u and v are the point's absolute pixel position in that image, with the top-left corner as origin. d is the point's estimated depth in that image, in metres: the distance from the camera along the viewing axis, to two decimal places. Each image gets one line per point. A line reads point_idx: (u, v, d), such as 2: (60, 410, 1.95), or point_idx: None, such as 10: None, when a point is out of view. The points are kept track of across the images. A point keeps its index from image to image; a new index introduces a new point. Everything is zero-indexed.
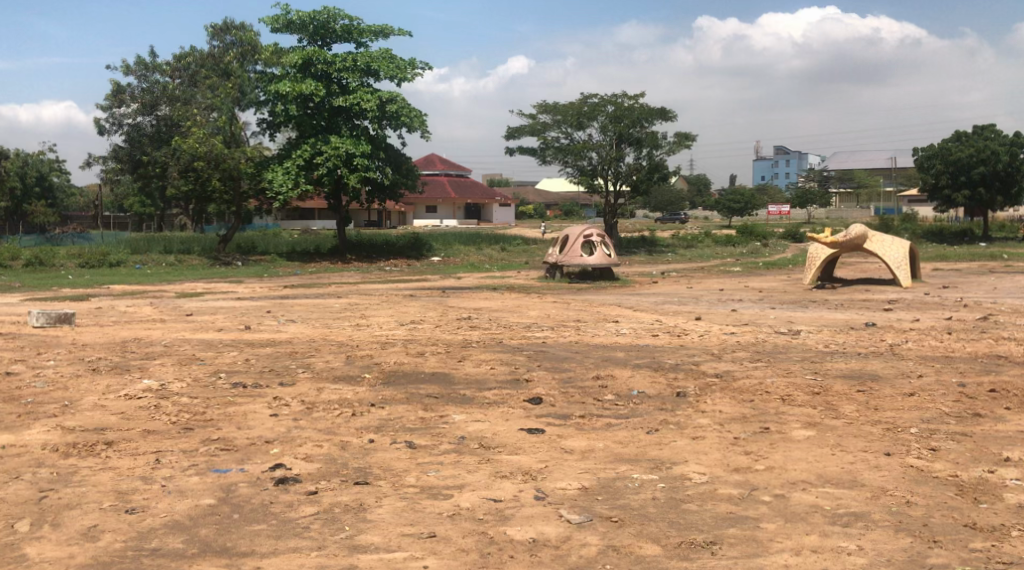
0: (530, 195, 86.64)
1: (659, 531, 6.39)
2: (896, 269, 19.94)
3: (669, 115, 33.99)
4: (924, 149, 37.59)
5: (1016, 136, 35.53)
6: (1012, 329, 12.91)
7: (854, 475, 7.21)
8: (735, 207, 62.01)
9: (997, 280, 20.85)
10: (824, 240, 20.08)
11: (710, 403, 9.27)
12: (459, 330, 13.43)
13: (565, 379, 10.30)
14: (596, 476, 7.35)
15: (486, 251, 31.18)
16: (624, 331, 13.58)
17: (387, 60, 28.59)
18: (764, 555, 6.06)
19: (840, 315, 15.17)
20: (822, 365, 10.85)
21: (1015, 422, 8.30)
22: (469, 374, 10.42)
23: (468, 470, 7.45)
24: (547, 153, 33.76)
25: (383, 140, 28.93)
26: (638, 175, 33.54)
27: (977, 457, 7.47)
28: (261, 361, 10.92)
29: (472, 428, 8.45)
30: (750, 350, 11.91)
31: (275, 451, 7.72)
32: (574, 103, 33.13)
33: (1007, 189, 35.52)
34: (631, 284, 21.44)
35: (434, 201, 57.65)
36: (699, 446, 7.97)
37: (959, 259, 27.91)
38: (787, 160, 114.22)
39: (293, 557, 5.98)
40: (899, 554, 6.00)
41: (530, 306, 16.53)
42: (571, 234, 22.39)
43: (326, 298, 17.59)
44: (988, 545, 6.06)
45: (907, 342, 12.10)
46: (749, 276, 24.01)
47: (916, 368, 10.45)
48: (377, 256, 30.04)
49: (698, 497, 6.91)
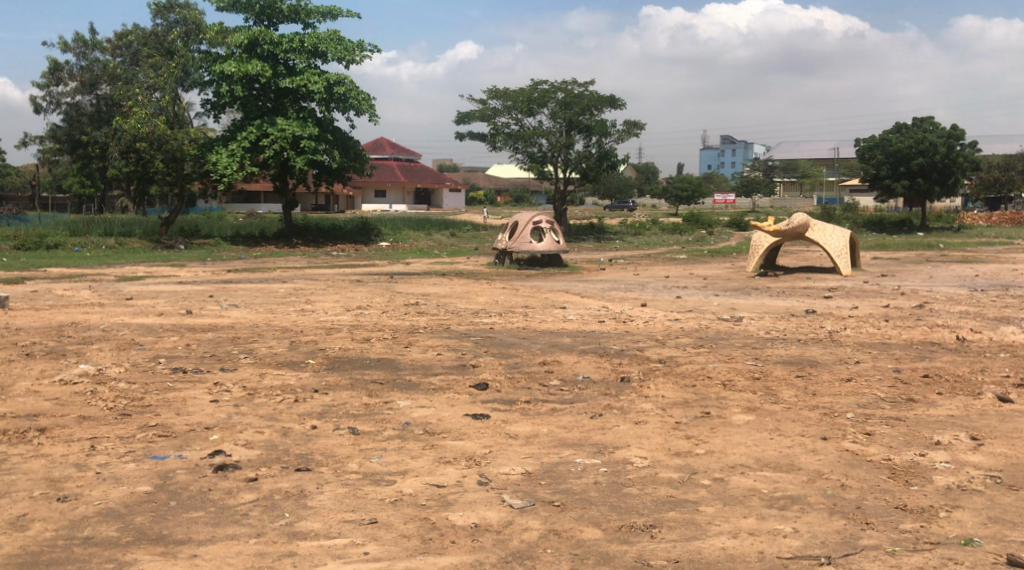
0: (481, 180, 86.37)
1: (601, 515, 6.45)
2: (837, 258, 20.16)
3: (618, 103, 34.08)
4: (865, 140, 38.00)
5: (953, 128, 36.25)
6: (945, 316, 13.20)
7: (792, 459, 7.33)
8: (683, 195, 62.42)
9: (933, 269, 21.22)
10: (766, 229, 20.22)
11: (653, 387, 9.37)
12: (405, 315, 13.35)
13: (511, 365, 10.32)
14: (539, 461, 7.38)
15: (435, 238, 31.02)
16: (571, 317, 13.65)
17: (335, 41, 28.27)
18: (703, 538, 6.14)
19: (781, 302, 15.40)
20: (763, 351, 11.00)
21: (947, 407, 8.49)
22: (415, 360, 10.38)
23: (412, 456, 7.45)
24: (496, 139, 33.53)
25: (330, 123, 28.63)
26: (588, 162, 33.45)
27: (909, 441, 7.62)
28: (202, 347, 10.77)
29: (416, 414, 8.44)
30: (694, 336, 12.04)
31: (215, 437, 7.63)
32: (524, 89, 33.13)
33: (943, 180, 36.23)
34: (580, 271, 21.51)
35: (382, 185, 57.20)
36: (642, 431, 8.04)
37: (898, 249, 28.35)
38: (733, 149, 115.71)
39: (231, 544, 5.95)
40: (832, 536, 6.11)
41: (479, 291, 16.55)
42: (521, 221, 22.35)
43: (269, 282, 17.45)
44: (917, 526, 6.19)
45: (845, 329, 12.28)
46: (693, 263, 24.22)
47: (853, 355, 10.60)
48: (323, 240, 29.74)
49: (639, 480, 6.98)
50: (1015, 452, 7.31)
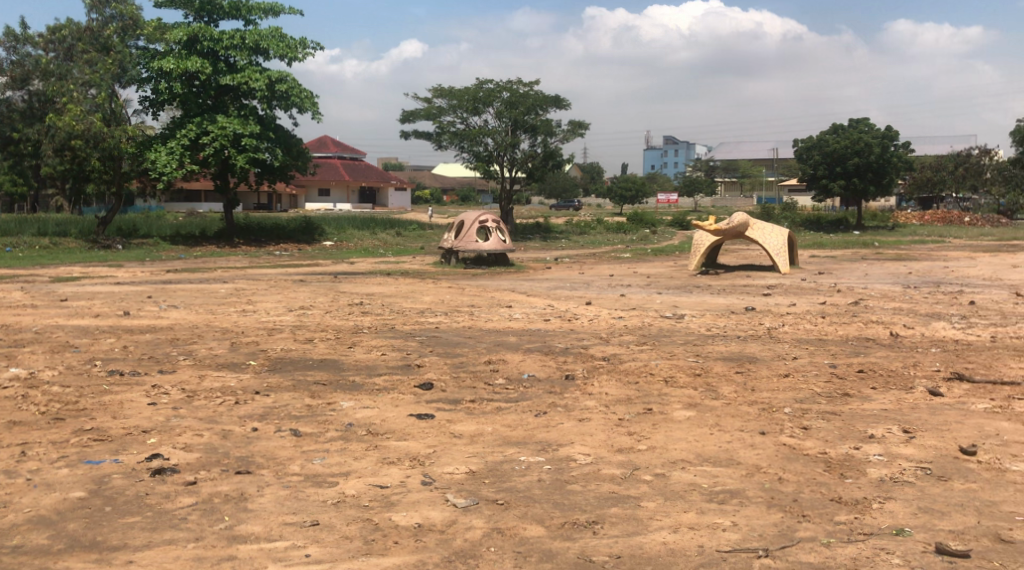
0: (426, 178, 86.18)
1: (543, 512, 6.48)
2: (776, 256, 20.45)
3: (563, 102, 34.23)
4: (803, 140, 38.63)
5: (887, 129, 36.94)
6: (880, 313, 13.47)
7: (731, 454, 7.43)
8: (627, 195, 62.84)
9: (869, 267, 21.66)
10: (708, 227, 20.46)
11: (597, 385, 9.43)
12: (349, 315, 13.29)
13: (456, 364, 10.30)
14: (483, 460, 7.39)
15: (379, 237, 30.85)
16: (516, 316, 13.70)
17: (276, 38, 28.02)
18: (644, 533, 6.20)
19: (723, 300, 15.58)
20: (704, 347, 11.13)
21: (880, 401, 8.66)
22: (358, 360, 10.33)
23: (355, 457, 7.41)
24: (442, 138, 33.44)
25: (272, 121, 28.35)
26: (533, 162, 33.66)
27: (844, 435, 7.77)
28: (139, 349, 10.60)
29: (360, 415, 8.40)
30: (637, 333, 12.14)
31: (152, 441, 7.52)
32: (469, 88, 33.09)
33: (878, 180, 36.91)
34: (525, 270, 21.56)
35: (326, 184, 56.77)
36: (585, 428, 8.09)
37: (835, 247, 28.86)
38: (676, 149, 116.88)
39: (168, 549, 5.87)
40: (770, 529, 6.20)
41: (424, 291, 16.52)
42: (467, 220, 22.37)
43: (209, 282, 17.26)
44: (851, 517, 6.32)
45: (784, 326, 12.47)
46: (637, 262, 24.41)
47: (791, 351, 10.77)
48: (265, 240, 29.43)
49: (582, 477, 7.02)
50: (945, 443, 7.48)
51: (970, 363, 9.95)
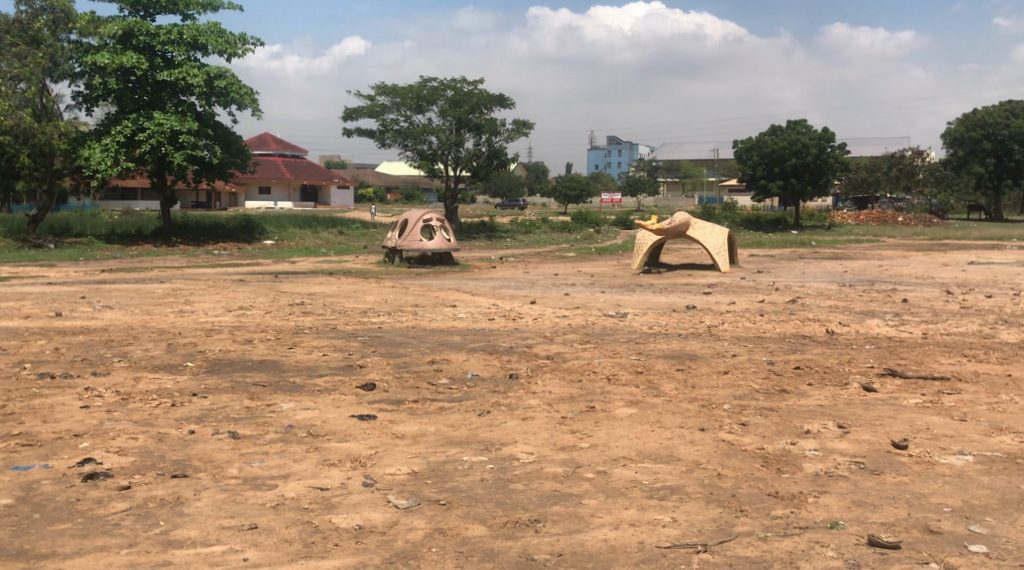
0: (370, 177, 85.67)
1: (486, 511, 6.47)
2: (716, 256, 20.64)
3: (507, 101, 34.25)
4: (743, 142, 39.15)
5: (824, 131, 37.53)
6: (816, 310, 13.68)
7: (671, 450, 7.48)
8: (571, 194, 63.05)
9: (807, 266, 21.99)
10: (650, 227, 20.61)
11: (540, 384, 9.44)
12: (290, 315, 13.16)
13: (399, 364, 10.24)
14: (426, 460, 7.35)
15: (321, 236, 30.58)
16: (460, 315, 13.66)
17: (215, 34, 27.64)
18: (586, 531, 6.21)
19: (664, 298, 15.69)
20: (646, 345, 11.21)
21: (817, 397, 8.79)
22: (299, 361, 10.22)
23: (295, 459, 7.33)
24: (385, 136, 33.24)
25: (211, 118, 27.96)
26: (478, 161, 33.62)
27: (781, 430, 7.87)
28: (72, 350, 10.37)
29: (301, 416, 8.32)
30: (580, 332, 12.19)
31: (85, 445, 7.37)
32: (413, 86, 32.94)
33: (815, 181, 37.48)
34: (469, 269, 21.52)
35: (267, 182, 56.15)
36: (528, 427, 8.09)
37: (774, 246, 29.23)
38: (619, 150, 117.70)
39: (100, 555, 5.75)
40: (708, 524, 6.25)
41: (366, 291, 16.39)
42: (410, 218, 22.26)
43: (146, 282, 16.94)
44: (788, 512, 6.40)
45: (723, 324, 12.60)
46: (581, 261, 24.52)
47: (730, 348, 10.89)
48: (204, 239, 29.00)
49: (524, 476, 7.02)
50: (878, 438, 7.61)
51: (903, 359, 10.15)
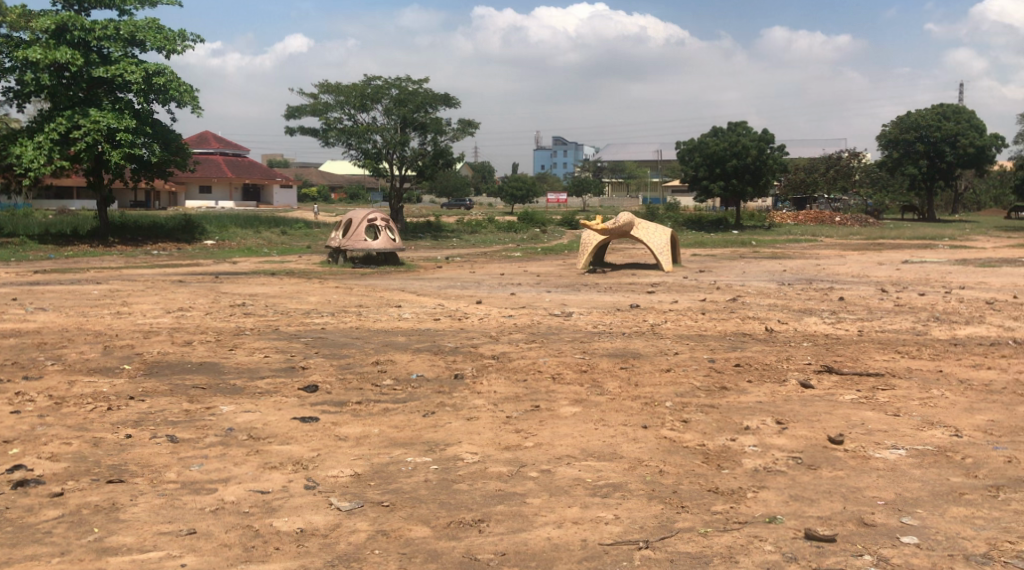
0: (314, 176, 84.92)
1: (429, 512, 6.43)
2: (659, 255, 20.78)
3: (453, 101, 34.18)
4: (685, 143, 39.54)
5: (764, 132, 38.01)
6: (756, 309, 13.85)
7: (615, 447, 7.51)
8: (518, 195, 63.10)
9: (747, 265, 22.29)
10: (595, 227, 20.70)
11: (485, 383, 9.42)
12: (231, 317, 12.98)
13: (343, 366, 10.16)
14: (369, 461, 7.30)
15: (264, 236, 30.24)
16: (405, 315, 13.59)
17: (153, 30, 27.21)
18: (529, 530, 6.21)
19: (608, 298, 15.77)
20: (591, 344, 11.25)
21: (756, 393, 8.90)
22: (240, 363, 10.08)
23: (235, 462, 7.22)
24: (329, 135, 32.98)
25: (149, 115, 27.49)
26: (423, 160, 33.49)
27: (722, 427, 7.95)
28: (3, 353, 10.12)
29: (241, 419, 8.20)
30: (525, 331, 12.20)
31: (16, 451, 7.19)
32: (358, 84, 32.73)
33: (755, 181, 37.94)
34: (415, 269, 21.43)
35: (208, 181, 55.39)
36: (473, 427, 8.07)
37: (716, 246, 29.53)
38: (564, 150, 118.20)
39: (31, 565, 5.62)
40: (650, 520, 6.29)
41: (310, 291, 16.24)
42: (355, 218, 22.09)
43: (82, 284, 16.59)
44: (727, 507, 6.46)
45: (666, 322, 12.70)
46: (526, 261, 24.53)
47: (672, 346, 10.98)
48: (142, 240, 28.51)
49: (468, 476, 7.00)
50: (814, 433, 7.72)
51: (839, 356, 10.31)
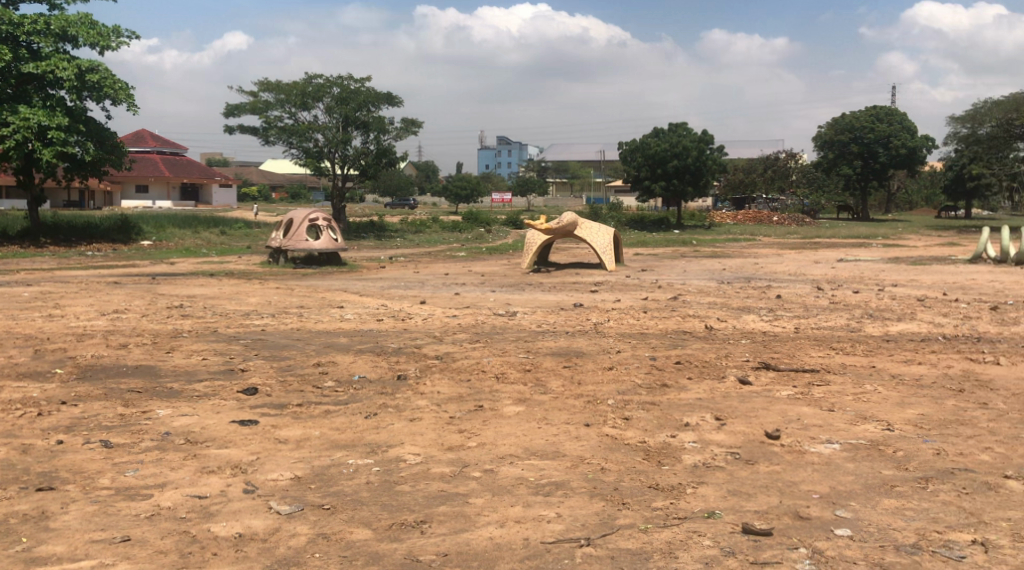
0: (255, 175, 83.89)
1: (371, 515, 6.36)
2: (603, 255, 20.85)
3: (395, 100, 33.99)
4: (628, 143, 39.74)
5: (704, 133, 38.37)
6: (697, 307, 13.97)
7: (557, 446, 7.51)
8: (462, 194, 62.95)
9: (688, 264, 22.48)
10: (539, 227, 20.71)
11: (429, 384, 9.36)
12: (168, 319, 12.74)
13: (283, 368, 10.02)
14: (310, 464, 7.20)
15: (203, 237, 29.78)
16: (347, 316, 13.46)
17: (86, 25, 26.66)
18: (471, 530, 6.17)
19: (552, 297, 15.78)
20: (534, 343, 11.23)
21: (696, 391, 8.96)
22: (177, 366, 9.90)
23: (172, 467, 7.08)
24: (269, 134, 32.58)
25: (83, 113, 26.92)
26: (366, 159, 33.23)
27: (662, 424, 7.98)
28: None
29: (178, 423, 8.04)
30: (469, 332, 12.14)
31: None
32: (298, 82, 32.39)
33: (696, 181, 38.29)
34: (357, 269, 21.25)
35: (144, 180, 54.46)
36: (415, 428, 8.01)
37: (658, 245, 29.71)
38: (508, 150, 118.34)
39: None
40: (592, 518, 6.29)
41: (250, 292, 16.00)
42: (296, 218, 21.84)
43: (12, 286, 16.15)
44: (667, 502, 6.48)
45: (609, 321, 12.74)
46: (470, 260, 24.45)
47: (615, 345, 11.00)
48: (76, 240, 27.91)
49: (411, 477, 6.94)
50: (752, 429, 7.79)
51: (776, 353, 10.43)
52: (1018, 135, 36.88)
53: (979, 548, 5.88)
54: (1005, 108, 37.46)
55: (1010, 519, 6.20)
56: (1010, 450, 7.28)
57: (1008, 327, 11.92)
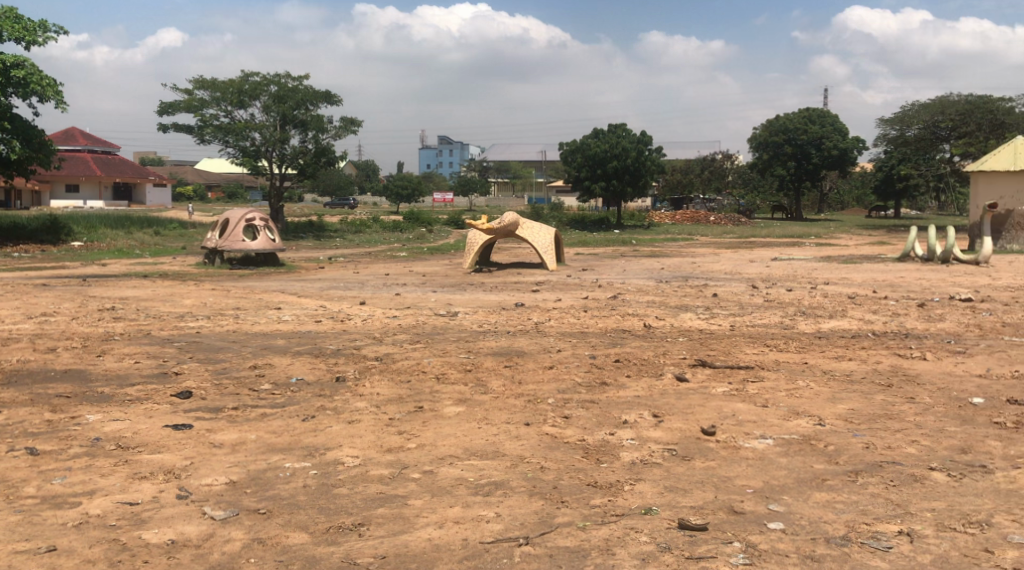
0: (191, 175, 82.52)
1: (308, 518, 6.26)
2: (544, 254, 20.87)
3: (334, 99, 33.69)
4: (568, 144, 39.85)
5: (643, 134, 38.66)
6: (637, 306, 14.03)
7: (497, 446, 7.46)
8: (403, 194, 62.62)
9: (628, 263, 22.60)
10: (480, 227, 20.65)
11: (368, 385, 9.25)
12: (99, 322, 12.44)
13: (219, 371, 9.83)
14: (245, 469, 7.06)
15: (136, 237, 29.20)
16: (285, 318, 13.27)
17: (11, 20, 25.98)
18: (410, 531, 6.10)
19: (492, 297, 15.74)
20: (475, 344, 11.18)
21: (635, 388, 8.98)
22: (108, 370, 9.66)
23: (102, 474, 6.90)
24: (205, 132, 32.07)
25: (8, 110, 26.23)
26: (304, 159, 32.88)
27: (601, 422, 7.98)
28: None
29: (109, 428, 7.84)
30: (409, 332, 12.05)
31: None
32: (234, 80, 31.94)
33: (635, 182, 38.55)
34: (295, 270, 21.01)
35: (75, 179, 53.26)
36: (353, 430, 7.90)
37: (598, 245, 29.82)
38: (450, 149, 118.13)
39: None
40: (530, 517, 6.25)
41: (185, 294, 15.70)
42: (232, 218, 21.52)
43: None
44: (606, 500, 6.47)
45: (549, 320, 12.74)
46: (411, 260, 24.31)
47: (555, 344, 11.00)
48: (3, 242, 27.22)
49: (349, 480, 6.84)
50: (688, 425, 7.82)
51: (712, 350, 10.50)
52: (943, 137, 38.08)
53: (905, 538, 5.96)
54: (931, 110, 38.36)
55: (934, 510, 6.30)
56: (936, 443, 7.41)
57: (936, 323, 12.16)
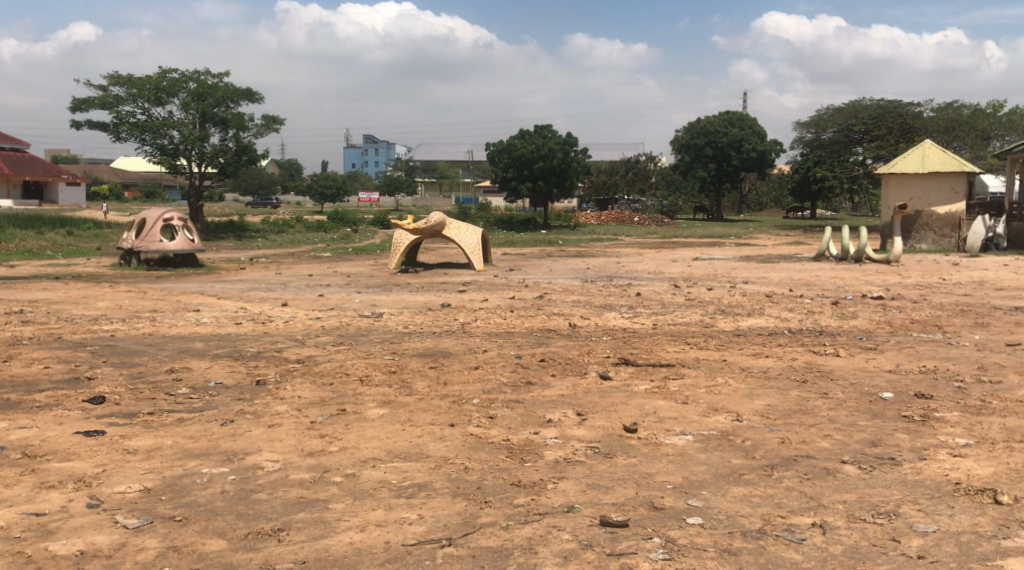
0: (108, 174, 80.41)
1: (225, 524, 6.07)
2: (470, 255, 20.75)
3: (256, 96, 33.13)
4: (495, 144, 39.77)
5: (568, 135, 38.80)
6: (563, 305, 14.03)
7: (421, 447, 7.34)
8: (328, 194, 61.89)
9: (554, 263, 22.62)
10: (406, 227, 20.44)
11: (289, 389, 9.05)
12: (7, 326, 11.97)
13: (134, 375, 9.51)
14: (160, 475, 6.83)
15: (48, 238, 28.31)
16: (204, 320, 12.96)
17: None
18: (330, 535, 5.95)
19: (417, 298, 15.59)
20: (400, 345, 11.02)
21: (559, 387, 8.94)
22: (16, 376, 9.29)
23: (7, 484, 6.60)
24: (121, 130, 31.25)
25: None
26: (224, 157, 32.27)
27: (525, 421, 7.91)
28: None
29: (15, 436, 7.52)
30: (333, 334, 11.85)
31: None
32: (152, 76, 31.18)
33: (561, 183, 38.63)
34: (216, 271, 20.58)
35: None
36: (273, 434, 7.71)
37: (524, 245, 29.79)
38: (376, 149, 117.25)
39: None
40: (453, 518, 6.16)
41: (99, 296, 15.23)
42: (148, 218, 20.97)
43: None
44: (529, 499, 6.40)
45: (475, 321, 12.65)
46: (335, 261, 23.99)
47: (481, 345, 10.90)
48: None
49: (268, 485, 6.66)
50: (612, 423, 7.80)
51: (635, 349, 10.52)
52: (856, 140, 38.90)
53: (819, 530, 6.00)
54: (845, 115, 39.17)
55: (847, 502, 6.36)
56: (848, 437, 7.49)
57: (849, 320, 12.37)
